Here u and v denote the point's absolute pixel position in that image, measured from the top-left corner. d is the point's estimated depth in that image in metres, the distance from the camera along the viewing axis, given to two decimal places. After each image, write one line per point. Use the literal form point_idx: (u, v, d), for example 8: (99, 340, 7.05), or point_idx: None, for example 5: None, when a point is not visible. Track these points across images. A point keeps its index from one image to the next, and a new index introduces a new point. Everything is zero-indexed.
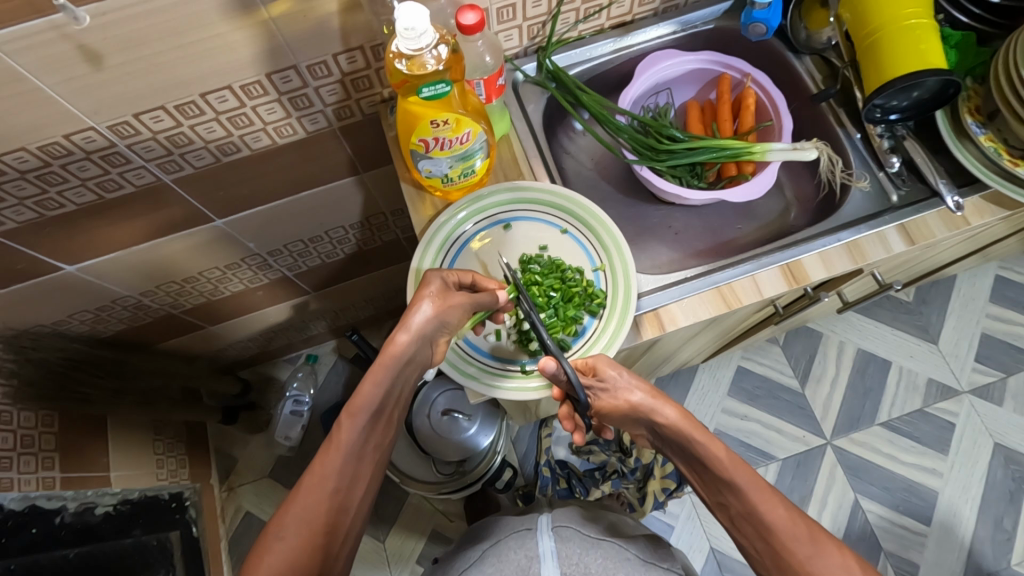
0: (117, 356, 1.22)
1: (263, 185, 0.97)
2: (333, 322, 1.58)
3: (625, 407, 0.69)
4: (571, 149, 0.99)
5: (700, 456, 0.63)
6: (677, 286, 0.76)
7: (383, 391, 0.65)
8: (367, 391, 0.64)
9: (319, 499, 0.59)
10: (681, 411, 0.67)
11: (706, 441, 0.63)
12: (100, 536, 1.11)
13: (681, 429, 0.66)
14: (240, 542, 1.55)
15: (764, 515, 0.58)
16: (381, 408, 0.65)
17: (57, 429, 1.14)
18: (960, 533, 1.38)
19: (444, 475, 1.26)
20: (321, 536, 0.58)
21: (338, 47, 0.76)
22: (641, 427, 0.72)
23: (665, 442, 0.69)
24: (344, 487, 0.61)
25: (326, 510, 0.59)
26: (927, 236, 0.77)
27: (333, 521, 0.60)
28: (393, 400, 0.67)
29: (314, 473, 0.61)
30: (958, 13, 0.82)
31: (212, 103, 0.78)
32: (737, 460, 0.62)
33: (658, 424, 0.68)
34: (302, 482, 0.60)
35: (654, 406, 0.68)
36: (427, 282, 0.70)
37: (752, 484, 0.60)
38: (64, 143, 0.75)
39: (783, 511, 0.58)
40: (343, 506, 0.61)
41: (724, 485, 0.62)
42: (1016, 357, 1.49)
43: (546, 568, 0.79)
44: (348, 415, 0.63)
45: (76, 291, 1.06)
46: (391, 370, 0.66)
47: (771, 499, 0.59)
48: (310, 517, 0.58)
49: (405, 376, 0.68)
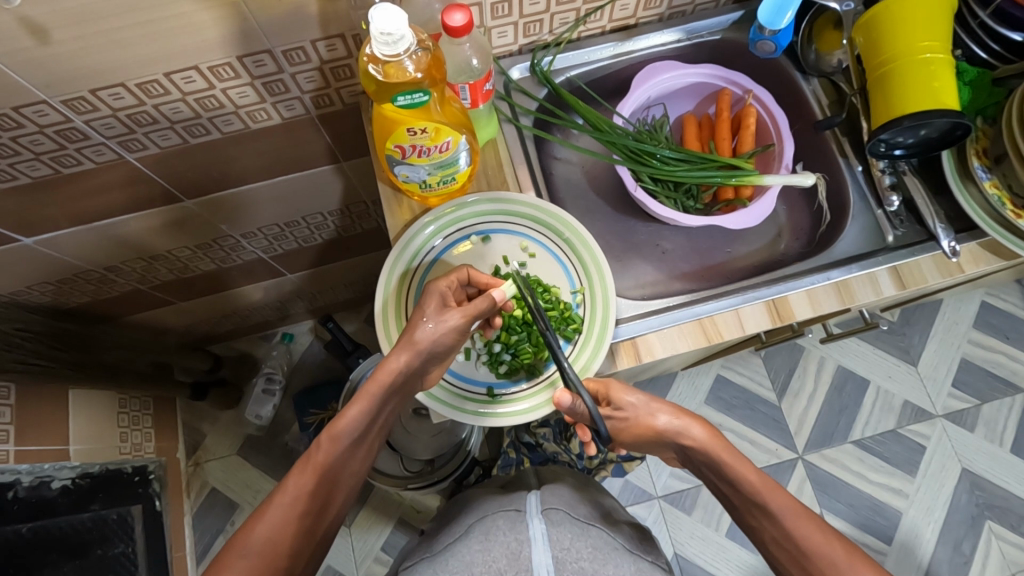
0: (77, 329, 1.13)
1: (233, 167, 0.92)
2: (311, 304, 1.54)
3: (651, 431, 0.71)
4: (562, 155, 0.95)
5: (735, 480, 0.66)
6: (656, 316, 0.78)
7: (366, 417, 0.69)
8: (350, 416, 0.68)
9: (286, 519, 0.61)
10: (709, 431, 0.70)
11: (736, 463, 0.66)
12: (55, 511, 1.05)
13: (710, 450, 0.68)
14: (203, 520, 1.49)
15: (802, 540, 0.60)
16: (361, 435, 0.68)
17: (13, 402, 1.03)
18: (919, 554, 1.38)
19: (411, 472, 1.22)
20: (283, 558, 0.60)
21: (317, 34, 0.71)
22: (669, 450, 0.74)
23: (692, 464, 0.71)
24: (313, 511, 0.63)
25: (291, 532, 0.61)
26: (919, 281, 0.78)
27: (298, 544, 0.61)
28: (373, 427, 0.71)
29: (286, 492, 0.63)
30: (978, 48, 0.79)
31: (179, 83, 0.73)
32: (771, 484, 0.64)
33: (687, 446, 0.70)
34: (272, 500, 0.62)
35: (681, 428, 0.70)
36: (425, 304, 0.72)
37: (788, 509, 0.62)
38: (13, 115, 0.70)
39: (818, 534, 0.60)
40: (310, 530, 0.63)
41: (758, 509, 0.64)
42: (992, 384, 1.49)
43: (538, 552, 0.68)
44: (329, 437, 0.66)
45: (29, 263, 0.97)
46: (377, 398, 0.69)
47: (806, 523, 0.61)
48: (276, 537, 0.60)
49: (388, 403, 0.71)
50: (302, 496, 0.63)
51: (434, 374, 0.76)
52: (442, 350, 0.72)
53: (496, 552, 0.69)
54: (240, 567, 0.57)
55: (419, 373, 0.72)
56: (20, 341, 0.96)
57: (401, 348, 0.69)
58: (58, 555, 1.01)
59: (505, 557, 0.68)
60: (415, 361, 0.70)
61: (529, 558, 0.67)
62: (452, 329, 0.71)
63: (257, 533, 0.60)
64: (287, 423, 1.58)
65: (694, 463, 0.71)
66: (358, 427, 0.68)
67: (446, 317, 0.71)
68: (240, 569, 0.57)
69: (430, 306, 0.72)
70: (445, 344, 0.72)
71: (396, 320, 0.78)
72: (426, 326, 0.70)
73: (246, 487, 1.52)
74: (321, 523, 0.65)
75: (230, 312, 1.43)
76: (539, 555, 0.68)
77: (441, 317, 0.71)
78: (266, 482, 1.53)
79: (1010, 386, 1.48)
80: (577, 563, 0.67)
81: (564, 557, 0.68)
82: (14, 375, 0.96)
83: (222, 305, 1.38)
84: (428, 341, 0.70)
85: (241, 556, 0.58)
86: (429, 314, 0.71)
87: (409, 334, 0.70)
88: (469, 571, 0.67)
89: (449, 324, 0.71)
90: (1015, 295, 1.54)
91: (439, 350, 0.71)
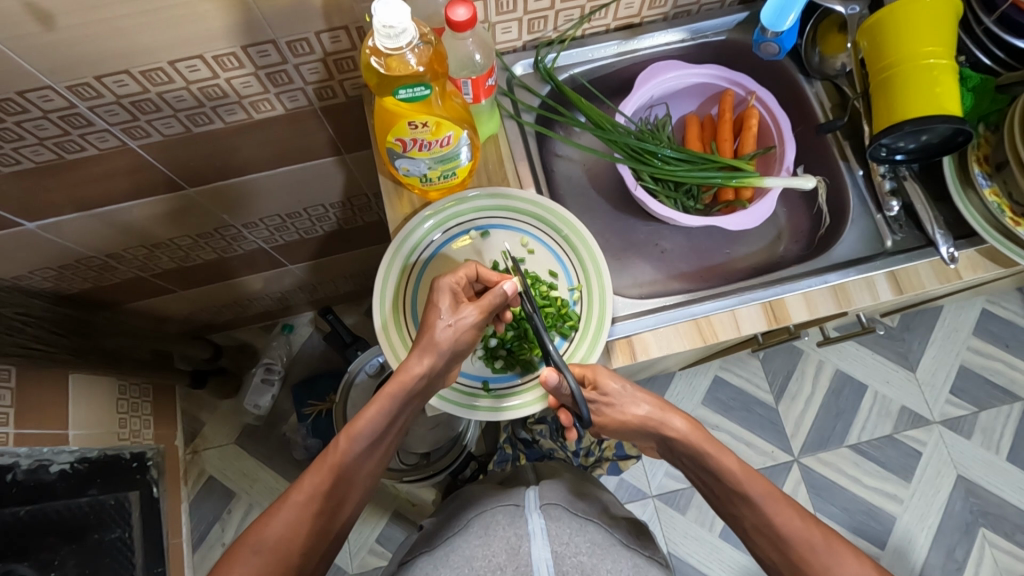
0: (79, 315, 1.13)
1: (237, 157, 0.92)
2: (311, 295, 1.55)
3: (632, 421, 0.72)
4: (563, 152, 0.95)
5: (714, 470, 0.67)
6: (653, 314, 0.78)
7: (384, 419, 0.68)
8: (369, 416, 0.67)
9: (300, 517, 0.62)
10: (690, 423, 0.70)
11: (716, 454, 0.67)
12: (53, 494, 1.05)
13: (691, 440, 0.69)
14: (201, 507, 1.50)
15: (781, 526, 0.61)
16: (377, 436, 0.68)
17: (13, 385, 1.03)
18: (912, 559, 1.38)
19: (407, 465, 1.22)
20: (295, 555, 0.61)
21: (320, 26, 0.71)
22: (651, 440, 0.75)
23: (675, 455, 0.72)
24: (327, 509, 0.64)
25: (305, 531, 0.62)
26: (916, 286, 0.78)
27: (310, 542, 0.62)
28: (391, 428, 0.71)
29: (302, 490, 0.63)
30: (982, 54, 0.79)
31: (182, 72, 0.73)
32: (749, 472, 0.65)
33: (669, 437, 0.71)
34: (286, 498, 0.63)
35: (664, 419, 0.71)
36: (439, 298, 0.71)
37: (765, 495, 0.63)
38: (18, 100, 0.70)
39: (798, 520, 0.61)
40: (323, 528, 0.64)
41: (738, 498, 0.65)
42: (990, 392, 1.48)
43: (537, 547, 0.68)
44: (347, 437, 0.66)
45: (32, 248, 0.98)
46: (396, 398, 0.68)
47: (786, 511, 0.62)
48: (290, 535, 0.61)
49: (408, 405, 0.71)
50: (317, 494, 0.63)
51: (453, 372, 0.76)
52: (462, 347, 0.72)
53: (495, 546, 0.69)
54: (252, 563, 0.58)
55: (439, 374, 0.72)
56: (21, 325, 0.96)
57: (423, 350, 0.69)
58: (55, 538, 1.01)
59: (504, 552, 0.68)
60: (437, 363, 0.70)
61: (528, 553, 0.67)
62: (470, 326, 0.71)
63: (271, 530, 0.60)
64: (285, 413, 1.58)
65: (675, 452, 0.72)
66: (375, 428, 0.68)
67: (462, 314, 0.71)
68: (251, 565, 0.58)
69: (443, 304, 0.71)
70: (464, 342, 0.72)
71: (396, 316, 0.78)
72: (444, 325, 0.70)
73: (244, 477, 1.53)
74: (335, 522, 0.65)
75: (232, 301, 1.43)
76: (539, 550, 0.68)
77: (457, 314, 0.71)
78: (263, 471, 1.53)
79: (1009, 395, 1.48)
80: (576, 557, 0.68)
81: (563, 552, 0.68)
82: (15, 358, 0.96)
83: (223, 295, 1.39)
84: (449, 342, 0.70)
85: (254, 551, 0.59)
86: (445, 312, 0.71)
87: (428, 335, 0.70)
88: (468, 567, 0.68)
89: (466, 321, 0.71)
90: (1016, 304, 1.54)
91: (459, 348, 0.72)
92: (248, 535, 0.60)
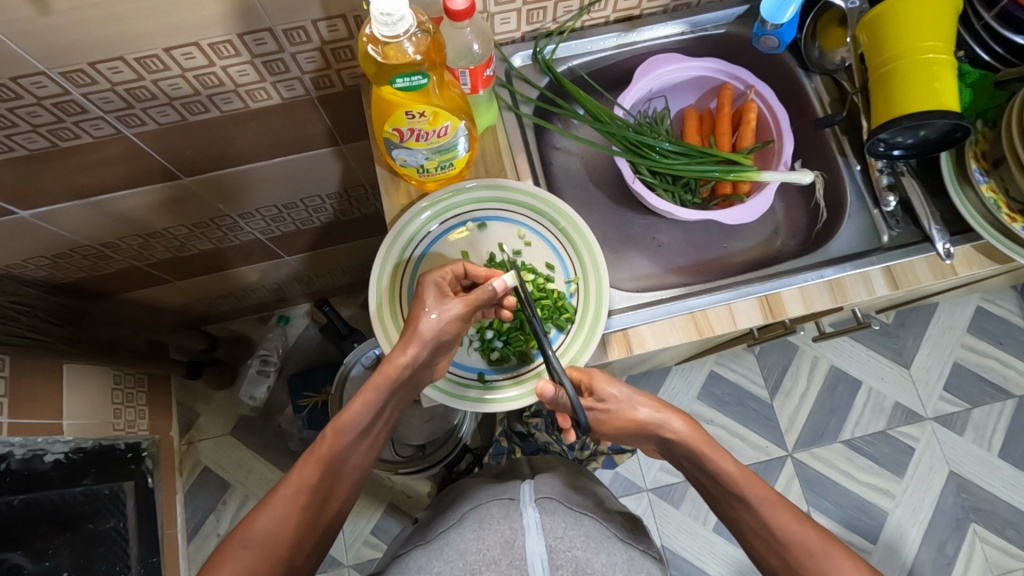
0: (73, 304, 1.13)
1: (233, 147, 0.91)
2: (307, 287, 1.54)
3: (632, 424, 0.72)
4: (561, 145, 0.95)
5: (712, 472, 0.67)
6: (649, 308, 0.78)
7: (369, 412, 0.68)
8: (355, 409, 0.67)
9: (289, 511, 0.62)
10: (689, 424, 0.71)
11: (713, 456, 0.67)
12: (47, 484, 1.05)
13: (691, 443, 0.69)
14: (196, 498, 1.50)
15: (778, 529, 0.62)
16: (365, 428, 0.68)
17: (7, 374, 1.02)
18: (902, 554, 1.39)
19: (403, 457, 1.23)
20: (284, 548, 0.61)
21: (318, 14, 0.71)
22: (649, 442, 0.75)
23: (675, 457, 0.73)
24: (316, 503, 0.64)
25: (293, 525, 0.62)
26: (912, 282, 0.78)
27: (299, 536, 0.62)
28: (378, 421, 0.71)
29: (289, 484, 0.63)
30: (981, 50, 0.79)
31: (178, 59, 0.73)
32: (747, 476, 0.66)
33: (669, 439, 0.71)
34: (274, 492, 0.63)
35: (663, 421, 0.71)
36: (425, 291, 0.72)
37: (764, 499, 0.63)
38: (11, 86, 0.70)
39: (796, 522, 0.61)
40: (312, 522, 0.64)
41: (729, 495, 0.65)
42: (983, 389, 1.49)
43: (531, 541, 0.68)
44: (333, 430, 0.66)
45: (25, 236, 0.97)
46: (381, 391, 0.68)
47: (781, 510, 0.63)
48: (278, 529, 0.61)
49: (393, 397, 0.71)
50: (305, 488, 0.63)
51: (440, 365, 0.76)
52: (446, 340, 0.72)
53: (489, 540, 0.69)
54: (242, 557, 0.58)
55: (424, 366, 0.72)
56: (14, 314, 0.96)
57: (407, 341, 0.69)
58: (48, 528, 1.01)
59: (498, 546, 0.68)
60: (421, 354, 0.70)
61: (523, 547, 0.68)
62: (455, 317, 0.71)
63: (260, 524, 0.61)
64: (281, 405, 1.58)
65: (674, 455, 0.72)
66: (362, 421, 0.68)
67: (447, 305, 0.71)
68: (242, 560, 0.58)
69: (429, 296, 0.72)
70: (449, 334, 0.71)
71: (392, 308, 0.78)
72: (429, 316, 0.70)
73: (239, 468, 1.53)
74: (324, 515, 0.65)
75: (227, 292, 1.43)
76: (533, 545, 0.68)
77: (442, 305, 0.71)
78: (257, 463, 1.53)
79: (1001, 392, 1.49)
80: (570, 552, 0.68)
81: (558, 546, 0.68)
82: (9, 347, 0.96)
83: (219, 286, 1.38)
84: (433, 331, 0.70)
85: (243, 545, 0.59)
86: (431, 304, 0.71)
87: (412, 326, 0.70)
88: (462, 561, 0.68)
89: (451, 312, 0.71)
90: (1011, 302, 1.54)
91: (444, 339, 0.71)
92: (238, 530, 0.60)
